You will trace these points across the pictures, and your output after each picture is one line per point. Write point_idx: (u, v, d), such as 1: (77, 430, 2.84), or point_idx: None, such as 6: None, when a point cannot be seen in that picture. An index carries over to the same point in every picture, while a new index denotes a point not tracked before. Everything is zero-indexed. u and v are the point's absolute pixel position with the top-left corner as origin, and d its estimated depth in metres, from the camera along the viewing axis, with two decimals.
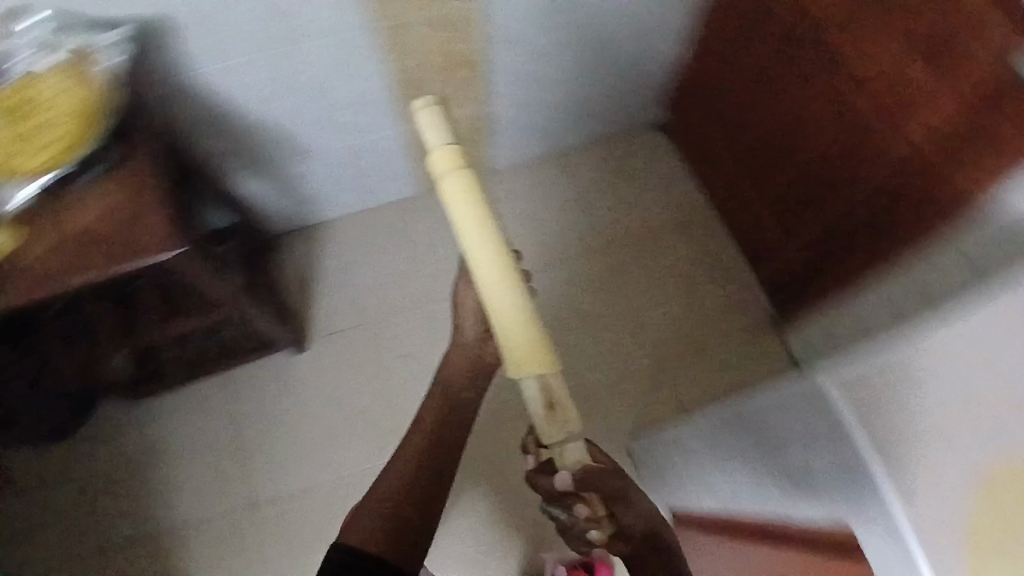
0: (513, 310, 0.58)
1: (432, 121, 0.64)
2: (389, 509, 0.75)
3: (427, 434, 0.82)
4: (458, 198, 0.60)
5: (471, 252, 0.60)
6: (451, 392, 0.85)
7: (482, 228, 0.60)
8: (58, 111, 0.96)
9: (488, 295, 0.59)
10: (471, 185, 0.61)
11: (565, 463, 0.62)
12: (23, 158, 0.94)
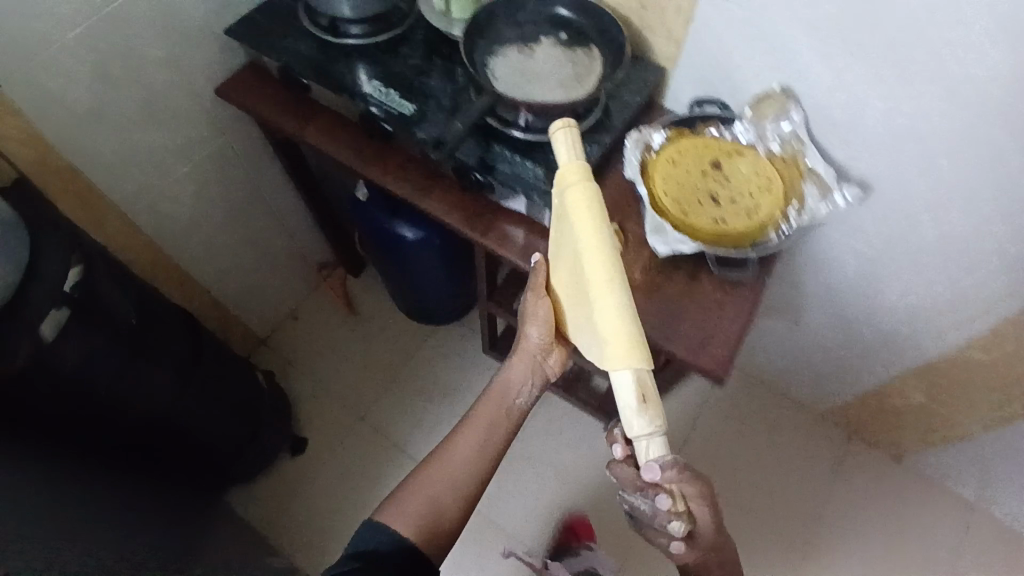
0: (619, 319, 0.54)
1: (565, 138, 0.57)
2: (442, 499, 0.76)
3: (494, 423, 0.82)
4: (565, 220, 0.59)
5: (588, 263, 0.55)
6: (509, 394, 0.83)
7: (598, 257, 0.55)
8: (750, 174, 0.91)
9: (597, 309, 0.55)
10: (593, 237, 0.56)
11: (641, 406, 0.54)
12: (673, 195, 0.88)
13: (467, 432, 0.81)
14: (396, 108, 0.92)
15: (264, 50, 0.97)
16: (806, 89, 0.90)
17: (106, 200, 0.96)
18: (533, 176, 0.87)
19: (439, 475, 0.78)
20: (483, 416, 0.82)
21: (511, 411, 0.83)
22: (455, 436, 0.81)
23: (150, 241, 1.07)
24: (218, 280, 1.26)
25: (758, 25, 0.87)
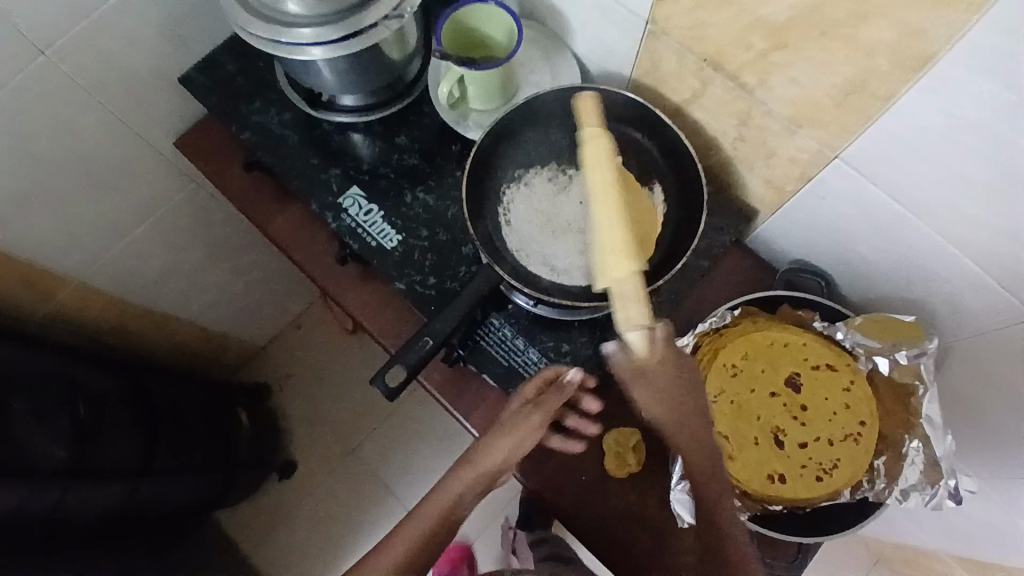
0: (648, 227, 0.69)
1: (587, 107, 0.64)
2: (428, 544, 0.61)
3: (437, 524, 0.62)
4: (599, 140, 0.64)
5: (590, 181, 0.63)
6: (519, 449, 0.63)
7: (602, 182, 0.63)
8: (832, 404, 0.67)
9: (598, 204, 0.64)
10: (598, 158, 0.63)
11: (643, 351, 0.62)
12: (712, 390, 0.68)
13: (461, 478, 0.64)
14: (374, 240, 0.72)
15: (230, 117, 0.77)
16: (950, 321, 0.63)
17: (52, 274, 0.82)
18: (533, 375, 0.68)
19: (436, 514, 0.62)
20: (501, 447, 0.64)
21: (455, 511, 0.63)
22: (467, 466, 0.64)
23: (112, 297, 0.94)
24: (204, 311, 1.14)
25: (906, 225, 0.58)
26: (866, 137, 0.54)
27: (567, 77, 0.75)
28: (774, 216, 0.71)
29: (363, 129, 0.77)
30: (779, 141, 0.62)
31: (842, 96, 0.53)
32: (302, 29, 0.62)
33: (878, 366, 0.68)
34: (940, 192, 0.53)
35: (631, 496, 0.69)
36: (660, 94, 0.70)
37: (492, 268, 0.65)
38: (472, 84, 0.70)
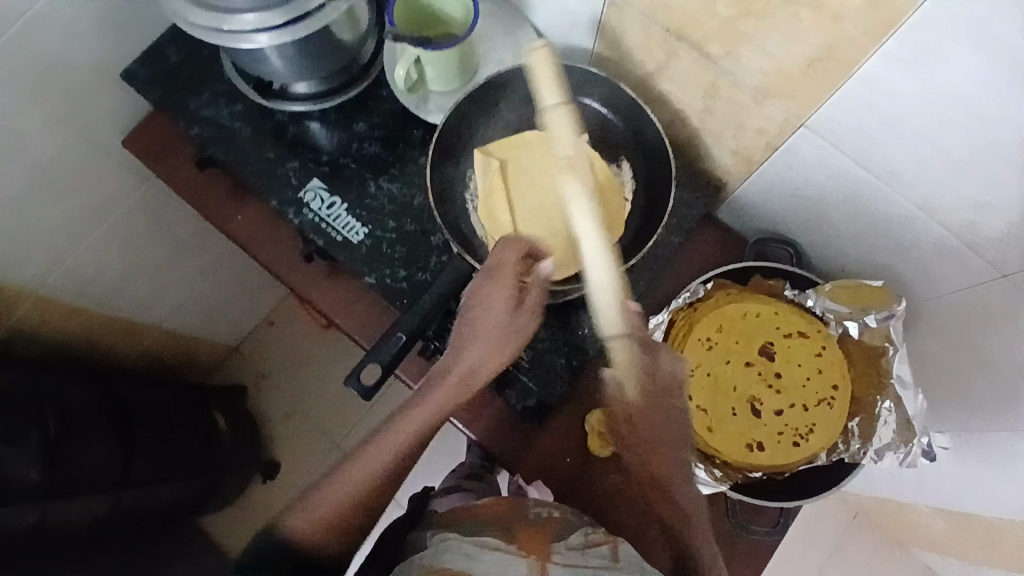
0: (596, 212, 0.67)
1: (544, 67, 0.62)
2: (380, 497, 0.58)
3: (411, 437, 0.58)
4: (569, 162, 0.65)
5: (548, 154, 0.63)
6: (467, 386, 0.59)
7: (580, 196, 0.63)
8: (806, 370, 0.66)
9: (578, 209, 0.63)
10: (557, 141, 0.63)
11: (620, 362, 0.60)
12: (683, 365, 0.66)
13: (414, 421, 0.58)
14: (340, 235, 0.70)
15: (177, 112, 0.73)
16: (924, 283, 0.64)
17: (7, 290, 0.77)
18: (512, 364, 0.68)
19: (350, 482, 0.57)
20: (455, 393, 0.59)
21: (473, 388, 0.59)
22: (416, 413, 0.59)
23: (75, 308, 0.88)
24: (172, 314, 1.08)
25: (877, 192, 0.59)
26: (837, 104, 0.54)
27: (529, 54, 0.72)
28: (744, 186, 0.71)
29: (320, 118, 0.74)
30: (748, 112, 0.61)
31: (808, 65, 0.52)
32: (244, 14, 0.58)
33: (849, 330, 0.68)
34: (910, 157, 0.53)
35: (616, 475, 0.70)
36: (625, 67, 0.69)
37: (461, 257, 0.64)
38: (430, 64, 0.67)
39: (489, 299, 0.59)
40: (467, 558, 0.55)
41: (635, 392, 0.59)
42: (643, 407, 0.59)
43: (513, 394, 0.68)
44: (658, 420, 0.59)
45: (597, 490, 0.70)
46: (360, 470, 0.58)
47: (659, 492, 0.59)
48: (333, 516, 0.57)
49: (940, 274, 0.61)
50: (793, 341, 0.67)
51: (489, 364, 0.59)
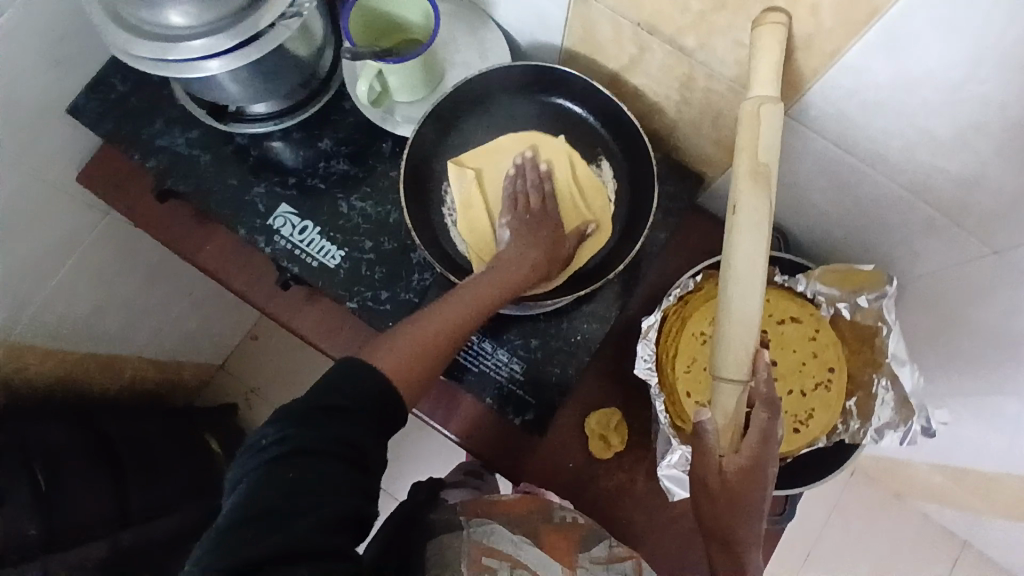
0: (583, 212, 0.68)
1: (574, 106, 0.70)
2: (434, 367, 0.56)
3: (476, 306, 0.59)
4: (754, 176, 0.46)
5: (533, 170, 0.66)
6: (517, 266, 0.62)
7: (752, 237, 0.46)
8: (801, 355, 0.66)
9: (739, 287, 0.47)
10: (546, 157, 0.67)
11: (726, 410, 0.48)
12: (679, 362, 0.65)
13: (467, 296, 0.59)
14: (316, 259, 0.68)
15: (130, 144, 0.70)
16: (910, 260, 0.63)
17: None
18: (506, 377, 0.67)
19: (439, 323, 0.57)
20: (510, 272, 0.61)
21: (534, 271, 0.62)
22: (472, 287, 0.60)
23: (48, 349, 0.82)
24: (153, 339, 1.03)
25: (861, 176, 0.58)
26: (816, 92, 0.52)
27: (495, 54, 0.69)
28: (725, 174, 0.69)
29: (282, 138, 0.71)
30: (727, 102, 0.60)
31: (786, 55, 0.51)
32: (191, 41, 0.54)
33: (840, 311, 0.67)
34: (893, 140, 0.52)
35: (619, 475, 0.68)
36: (596, 62, 0.66)
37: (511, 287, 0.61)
38: (394, 77, 0.64)
39: (528, 228, 0.65)
40: (513, 546, 0.56)
41: (739, 456, 0.49)
42: (744, 471, 0.49)
43: (509, 407, 0.66)
44: (747, 492, 0.49)
45: (602, 491, 0.68)
46: (430, 326, 0.57)
47: (730, 510, 0.50)
48: (417, 351, 0.55)
49: (930, 253, 0.61)
50: (786, 327, 0.67)
51: (524, 254, 0.62)
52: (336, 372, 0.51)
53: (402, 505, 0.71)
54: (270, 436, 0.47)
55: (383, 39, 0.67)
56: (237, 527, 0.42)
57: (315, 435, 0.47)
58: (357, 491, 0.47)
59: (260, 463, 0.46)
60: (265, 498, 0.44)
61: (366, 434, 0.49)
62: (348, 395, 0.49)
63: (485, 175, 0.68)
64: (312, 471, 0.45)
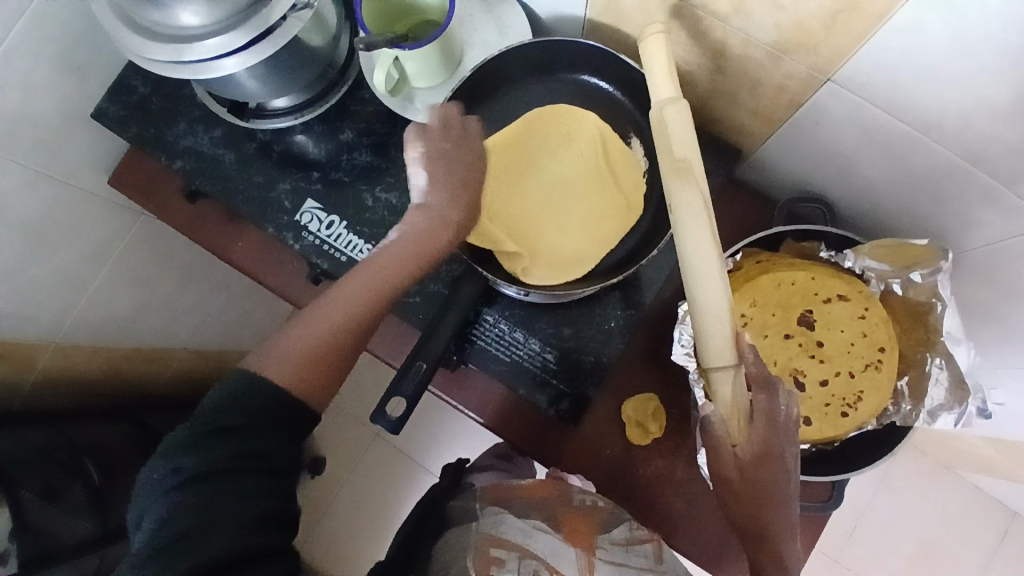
0: (615, 194, 0.64)
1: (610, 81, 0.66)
2: (333, 365, 0.53)
3: (370, 291, 0.53)
4: (679, 173, 0.48)
5: (572, 152, 0.65)
6: (427, 234, 0.55)
7: (697, 231, 0.47)
8: (850, 335, 0.62)
9: (696, 276, 0.47)
10: (581, 134, 0.66)
11: (725, 400, 0.47)
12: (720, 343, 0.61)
13: (367, 273, 0.54)
14: (344, 255, 0.68)
15: (156, 146, 0.71)
16: (961, 232, 0.58)
17: (23, 343, 0.72)
18: (539, 366, 0.66)
19: (326, 322, 0.53)
20: (409, 249, 0.54)
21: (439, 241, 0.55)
22: (366, 271, 0.54)
23: (99, 348, 0.83)
24: (196, 333, 1.03)
25: (915, 146, 0.53)
26: (865, 56, 0.47)
27: (516, 31, 0.66)
28: (765, 143, 0.66)
29: (304, 131, 0.70)
30: (764, 68, 0.55)
31: (829, 18, 0.46)
32: (206, 40, 0.53)
33: (892, 287, 0.63)
34: (949, 106, 0.47)
35: (659, 462, 0.67)
36: (622, 32, 0.63)
37: (479, 272, 0.60)
38: (410, 63, 0.62)
39: (446, 163, 0.55)
40: (522, 535, 0.55)
41: (749, 446, 0.47)
42: (759, 457, 0.46)
43: (544, 396, 0.66)
44: (766, 483, 0.46)
45: (641, 478, 0.67)
46: (324, 317, 0.53)
47: (754, 501, 0.47)
48: (306, 352, 0.51)
49: (994, 230, 0.55)
50: (835, 303, 0.62)
51: (431, 223, 0.55)
52: (235, 395, 0.48)
53: (433, 488, 0.71)
54: (166, 467, 0.46)
55: (398, 23, 0.64)
56: (155, 557, 0.43)
57: (213, 458, 0.46)
58: (268, 495, 0.47)
59: (163, 493, 0.45)
60: (193, 515, 0.44)
61: (273, 442, 0.49)
62: (242, 414, 0.48)
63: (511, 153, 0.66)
64: (215, 495, 0.45)
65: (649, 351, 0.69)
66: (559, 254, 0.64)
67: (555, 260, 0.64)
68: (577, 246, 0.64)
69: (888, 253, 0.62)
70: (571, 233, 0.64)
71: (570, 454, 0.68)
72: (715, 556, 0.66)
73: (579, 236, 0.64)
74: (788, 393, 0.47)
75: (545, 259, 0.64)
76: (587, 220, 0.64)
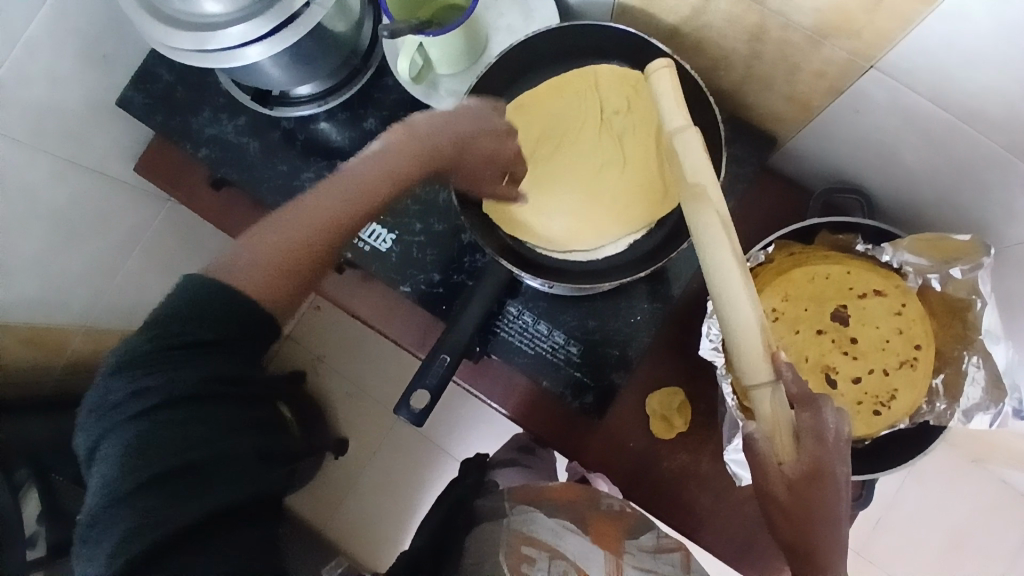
0: (653, 176, 0.62)
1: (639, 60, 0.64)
2: (310, 266, 0.50)
3: (354, 193, 0.52)
4: (695, 198, 0.43)
5: (608, 119, 0.63)
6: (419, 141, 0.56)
7: (722, 253, 0.42)
8: (884, 331, 0.60)
9: (726, 297, 0.43)
10: (618, 101, 0.63)
11: (767, 418, 0.43)
12: None
13: (351, 177, 0.53)
14: (367, 245, 0.67)
15: (182, 136, 0.71)
16: (1005, 223, 0.55)
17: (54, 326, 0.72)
18: (563, 359, 0.65)
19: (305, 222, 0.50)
20: (395, 158, 0.55)
21: (428, 142, 0.56)
22: (343, 176, 0.53)
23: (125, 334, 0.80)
24: None
25: (959, 137, 0.50)
26: (912, 43, 0.45)
27: (543, 16, 0.65)
28: (802, 131, 0.64)
29: (327, 119, 0.70)
30: (803, 54, 0.53)
31: (872, 1, 0.43)
32: (229, 28, 0.52)
33: (930, 282, 0.61)
34: (1003, 96, 0.44)
35: (683, 456, 0.66)
36: (652, 16, 0.61)
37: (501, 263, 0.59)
38: (433, 49, 0.61)
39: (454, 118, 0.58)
40: (553, 535, 0.55)
41: (798, 464, 0.43)
42: (808, 476, 0.43)
43: (568, 389, 0.65)
44: (819, 504, 0.43)
45: (665, 472, 0.67)
46: (302, 213, 0.51)
47: (804, 515, 0.43)
48: (288, 240, 0.50)
49: None
50: (869, 297, 0.60)
51: (436, 128, 0.56)
52: (206, 297, 0.45)
53: (454, 487, 0.72)
54: (135, 386, 0.43)
55: (420, 9, 0.62)
56: (134, 498, 0.41)
57: (184, 381, 0.43)
58: (241, 423, 0.45)
59: (130, 420, 0.43)
60: (161, 452, 0.42)
61: (245, 367, 0.47)
62: (205, 328, 0.45)
63: (540, 113, 0.64)
64: (181, 425, 0.43)
65: (673, 345, 0.67)
66: (579, 229, 0.62)
67: (572, 235, 0.62)
68: (598, 222, 0.62)
69: (930, 244, 0.59)
70: (595, 206, 0.62)
71: (589, 447, 0.68)
72: (740, 551, 0.65)
73: (602, 209, 0.62)
74: (835, 411, 0.44)
75: (564, 234, 0.62)
76: (615, 194, 0.62)
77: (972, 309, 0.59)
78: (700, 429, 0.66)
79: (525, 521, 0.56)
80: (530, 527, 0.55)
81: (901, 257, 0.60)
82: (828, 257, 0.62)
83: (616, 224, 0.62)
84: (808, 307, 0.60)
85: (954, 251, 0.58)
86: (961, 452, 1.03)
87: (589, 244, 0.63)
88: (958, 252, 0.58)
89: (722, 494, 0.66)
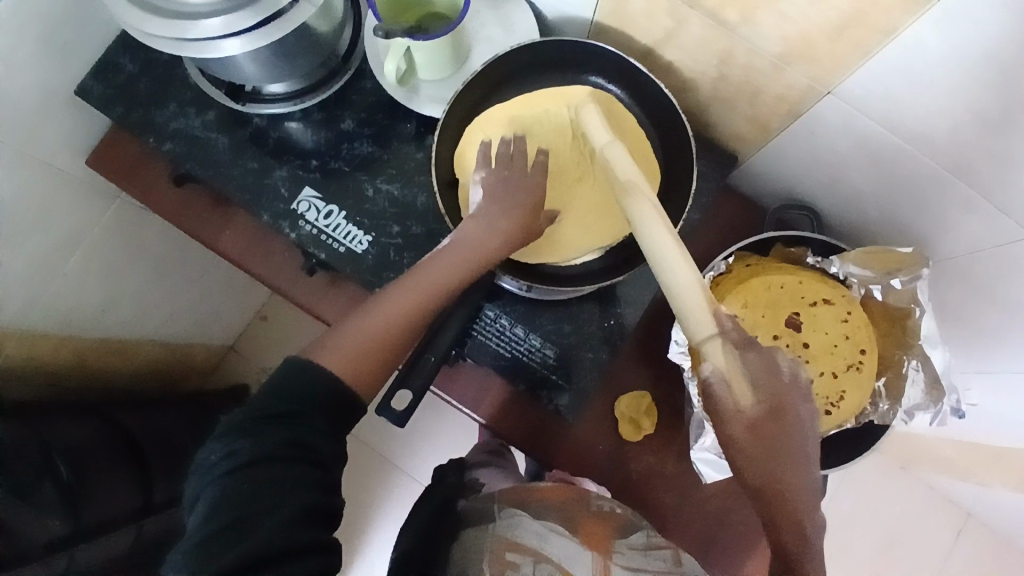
0: None
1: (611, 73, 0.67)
2: (380, 360, 0.51)
3: (416, 309, 0.52)
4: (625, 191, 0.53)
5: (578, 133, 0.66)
6: (482, 242, 0.56)
7: (659, 234, 0.49)
8: (833, 337, 0.64)
9: (665, 266, 0.48)
10: None
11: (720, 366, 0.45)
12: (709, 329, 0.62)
13: (425, 279, 0.53)
14: (342, 246, 0.66)
15: (145, 129, 0.68)
16: (942, 240, 0.62)
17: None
18: (539, 363, 0.66)
19: (387, 315, 0.52)
20: (467, 252, 0.55)
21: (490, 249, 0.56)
22: (421, 275, 0.53)
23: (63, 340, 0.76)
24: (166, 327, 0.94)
25: (904, 157, 0.56)
26: (866, 70, 0.50)
27: (523, 30, 0.67)
28: (760, 151, 0.69)
29: (301, 118, 0.69)
30: (766, 78, 0.58)
31: (835, 33, 0.48)
32: (209, 20, 0.51)
33: (873, 292, 0.66)
34: (943, 120, 0.50)
35: (649, 458, 0.69)
36: (627, 36, 0.64)
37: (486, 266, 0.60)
38: (420, 54, 0.62)
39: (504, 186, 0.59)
40: (538, 539, 0.56)
41: (755, 404, 0.45)
42: (768, 413, 0.45)
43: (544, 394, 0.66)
44: (777, 437, 0.45)
45: (633, 474, 0.69)
46: (361, 330, 0.51)
47: (764, 457, 0.45)
48: (363, 340, 0.51)
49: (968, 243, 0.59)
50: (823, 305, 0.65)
51: (484, 234, 0.56)
52: (286, 378, 0.48)
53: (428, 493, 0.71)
54: (222, 452, 0.45)
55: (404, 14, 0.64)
56: (198, 550, 0.42)
57: (262, 445, 0.44)
58: (307, 484, 0.45)
59: (216, 479, 0.44)
60: (230, 509, 0.43)
61: (324, 438, 0.47)
62: (289, 402, 0.46)
63: (520, 122, 0.66)
64: (257, 485, 0.43)
65: (641, 349, 0.70)
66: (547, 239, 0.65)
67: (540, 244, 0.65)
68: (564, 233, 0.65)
69: (869, 257, 0.65)
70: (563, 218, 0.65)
71: (559, 453, 0.69)
72: (705, 548, 0.68)
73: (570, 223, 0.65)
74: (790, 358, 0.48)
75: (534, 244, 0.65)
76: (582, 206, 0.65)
77: (910, 316, 0.65)
78: (666, 430, 0.69)
79: (510, 524, 0.57)
80: (513, 529, 0.56)
81: (845, 270, 0.66)
82: (785, 268, 0.66)
83: (583, 234, 0.65)
84: (765, 313, 0.64)
85: (892, 262, 0.64)
86: (893, 457, 1.11)
87: (557, 254, 0.65)
88: (895, 262, 0.64)
89: (687, 494, 0.68)
